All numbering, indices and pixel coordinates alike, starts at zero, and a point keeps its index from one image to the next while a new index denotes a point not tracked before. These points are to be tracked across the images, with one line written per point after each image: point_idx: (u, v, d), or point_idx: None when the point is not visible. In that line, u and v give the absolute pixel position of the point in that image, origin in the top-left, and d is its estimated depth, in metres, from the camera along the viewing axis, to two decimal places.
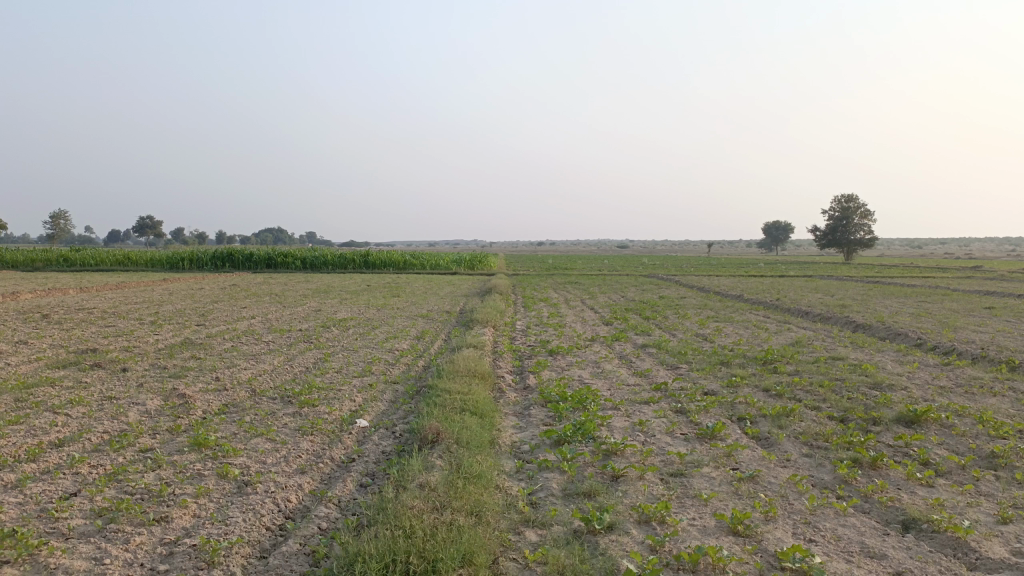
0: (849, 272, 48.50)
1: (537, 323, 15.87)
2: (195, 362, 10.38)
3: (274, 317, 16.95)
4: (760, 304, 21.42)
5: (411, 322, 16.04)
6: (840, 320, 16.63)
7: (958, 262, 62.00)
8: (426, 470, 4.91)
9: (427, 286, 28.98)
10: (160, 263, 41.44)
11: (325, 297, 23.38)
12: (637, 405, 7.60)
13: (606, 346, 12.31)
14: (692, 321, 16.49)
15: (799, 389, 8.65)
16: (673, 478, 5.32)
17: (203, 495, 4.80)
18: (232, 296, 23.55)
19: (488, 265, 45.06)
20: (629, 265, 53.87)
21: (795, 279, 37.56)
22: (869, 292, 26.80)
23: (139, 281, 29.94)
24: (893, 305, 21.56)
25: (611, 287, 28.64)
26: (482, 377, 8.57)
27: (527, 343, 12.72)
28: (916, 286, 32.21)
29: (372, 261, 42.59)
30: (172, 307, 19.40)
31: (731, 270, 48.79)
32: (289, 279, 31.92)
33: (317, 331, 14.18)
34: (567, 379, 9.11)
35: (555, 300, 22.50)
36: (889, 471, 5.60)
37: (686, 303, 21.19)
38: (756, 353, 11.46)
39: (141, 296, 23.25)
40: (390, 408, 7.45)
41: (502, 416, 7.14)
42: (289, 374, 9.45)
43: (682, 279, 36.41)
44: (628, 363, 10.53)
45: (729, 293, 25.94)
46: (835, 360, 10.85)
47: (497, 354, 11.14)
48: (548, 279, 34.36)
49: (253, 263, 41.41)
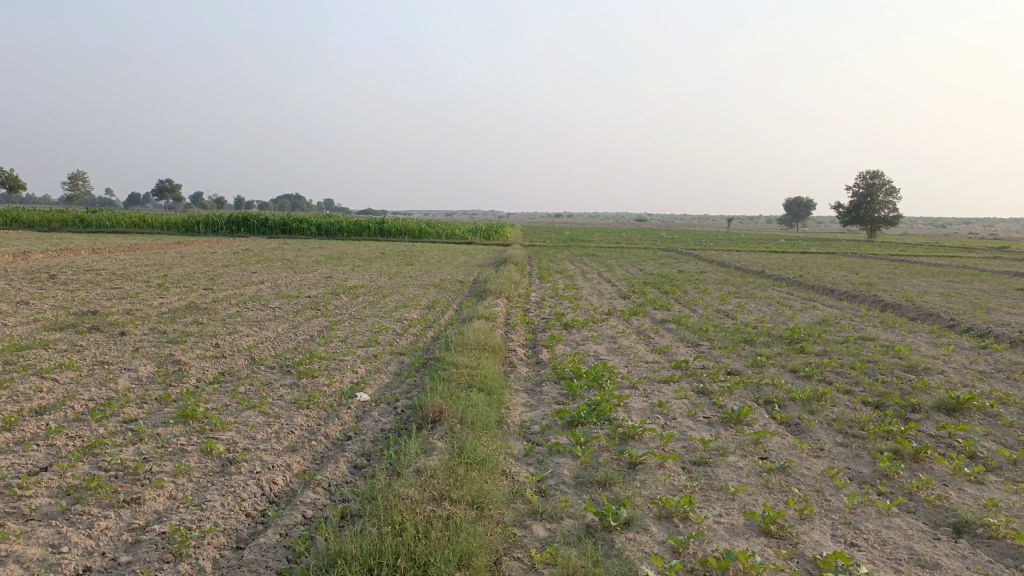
0: (873, 249, 47.46)
1: (553, 295, 15.39)
2: (196, 327, 10.00)
3: (284, 283, 16.59)
4: (783, 280, 20.81)
5: (423, 291, 15.63)
6: (868, 299, 16.01)
7: (986, 243, 60.56)
8: (425, 453, 4.48)
9: (442, 254, 28.56)
10: (176, 227, 41.25)
11: (338, 264, 22.97)
12: (656, 385, 7.13)
13: (623, 320, 11.84)
14: (712, 297, 15.95)
15: (829, 370, 8.14)
16: (696, 467, 4.85)
17: (182, 475, 4.39)
18: (244, 261, 23.22)
19: (504, 236, 44.52)
20: (646, 239, 53.18)
21: (818, 256, 36.76)
22: (894, 272, 26.02)
23: (152, 244, 29.72)
24: (921, 284, 20.85)
25: (629, 260, 28.05)
26: (492, 351, 8.13)
27: (541, 315, 12.28)
28: (943, 265, 31.33)
29: (388, 229, 42.15)
30: (182, 270, 19.07)
31: (751, 245, 48.03)
32: (303, 245, 31.53)
33: (326, 298, 13.79)
34: (582, 355, 8.64)
35: (571, 272, 22.00)
36: (933, 465, 5.10)
37: (706, 278, 20.60)
38: (781, 331, 10.93)
39: (152, 258, 23.00)
40: (394, 382, 7.03)
41: (512, 393, 6.70)
42: (291, 342, 9.06)
43: (701, 253, 35.68)
44: (647, 338, 10.05)
45: (750, 269, 25.32)
46: (864, 340, 10.31)
47: (509, 326, 10.69)
48: (565, 251, 33.80)
49: (268, 228, 41.12)
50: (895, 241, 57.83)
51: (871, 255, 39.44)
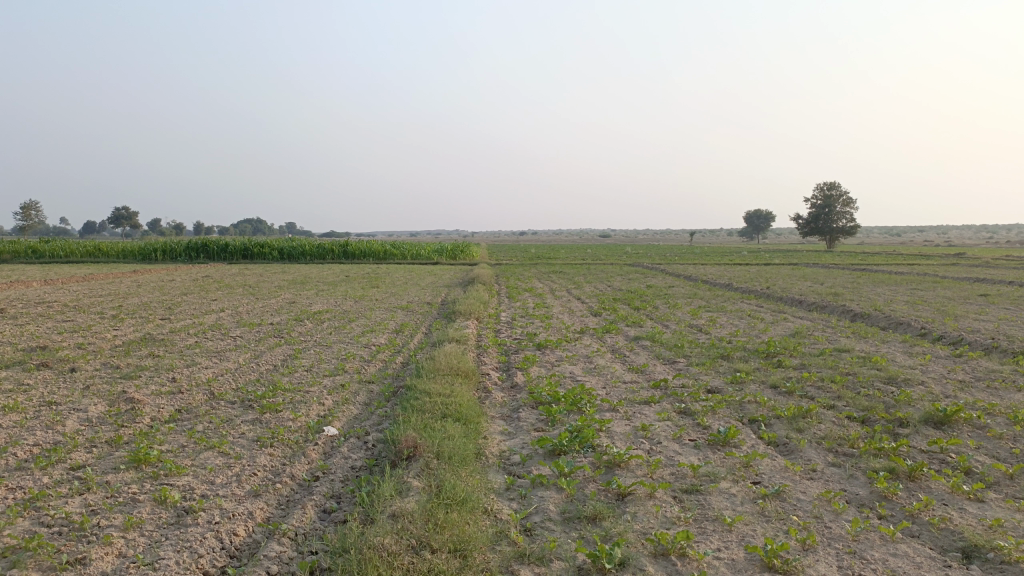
0: (835, 259, 48.15)
1: (523, 315, 15.11)
2: (152, 361, 9.51)
3: (246, 309, 16.08)
4: (751, 292, 20.82)
5: (390, 314, 15.26)
6: (837, 309, 16.02)
7: (942, 249, 61.89)
8: (399, 494, 4.15)
9: (408, 275, 28.15)
10: (133, 254, 40.20)
11: (301, 288, 22.44)
12: (637, 407, 6.88)
13: (597, 338, 11.60)
14: (683, 311, 15.82)
15: (810, 385, 7.97)
16: (688, 496, 4.59)
17: (132, 529, 4.00)
18: (204, 288, 22.56)
19: (470, 255, 44.21)
20: (612, 254, 53.33)
21: (782, 267, 37.15)
22: (858, 281, 26.25)
23: (108, 273, 28.84)
24: (887, 293, 21.00)
25: (597, 277, 27.93)
26: (466, 376, 7.82)
27: (513, 336, 11.99)
28: (904, 272, 31.76)
29: (352, 251, 41.59)
30: (139, 300, 18.43)
31: (715, 258, 48.42)
32: (265, 271, 30.87)
33: (290, 325, 13.34)
34: (559, 377, 8.36)
35: (540, 290, 21.80)
36: (930, 483, 4.91)
37: (675, 292, 20.51)
38: (757, 345, 10.78)
39: (108, 288, 22.22)
40: (363, 413, 6.68)
41: (488, 421, 6.38)
42: (253, 373, 8.64)
43: (668, 267, 35.78)
44: (622, 357, 9.81)
45: (718, 282, 25.37)
46: (841, 352, 10.19)
47: (481, 349, 10.38)
48: (532, 269, 33.62)
49: (229, 253, 40.31)
50: (855, 251, 58.79)
51: (833, 265, 39.99)
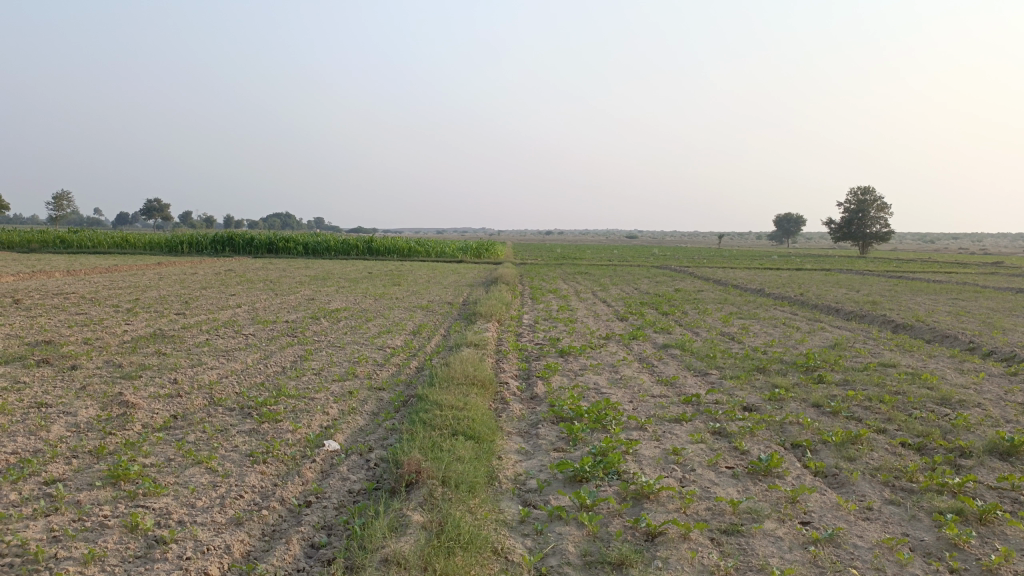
0: (868, 265, 46.96)
1: (547, 318, 14.53)
2: (156, 360, 9.08)
3: (262, 306, 15.68)
4: (785, 299, 20.03)
5: (409, 313, 14.76)
6: (877, 319, 15.23)
7: (980, 258, 60.20)
8: (396, 532, 3.64)
9: (431, 274, 27.67)
10: (159, 246, 40.25)
11: (322, 285, 22.08)
12: (667, 425, 6.29)
13: (623, 346, 10.99)
14: (714, 318, 15.13)
15: (856, 406, 7.31)
16: (727, 539, 4.02)
17: (93, 563, 3.51)
18: (224, 282, 22.24)
19: (494, 254, 43.71)
20: (638, 257, 52.53)
21: (814, 273, 36.18)
22: (895, 289, 25.30)
23: (131, 265, 28.73)
24: (927, 303, 20.11)
25: (623, 279, 27.24)
26: (482, 387, 7.27)
27: (534, 340, 11.43)
28: (942, 281, 30.67)
29: (376, 248, 41.27)
30: (156, 293, 18.14)
31: (744, 262, 47.41)
32: (288, 266, 30.61)
33: (305, 323, 12.90)
34: (582, 389, 7.78)
35: (565, 292, 21.19)
36: (1007, 529, 4.28)
37: (704, 297, 19.80)
38: (795, 357, 10.10)
39: (128, 281, 22.00)
40: (369, 425, 6.16)
41: (504, 438, 5.84)
42: (259, 376, 8.17)
43: (696, 270, 34.92)
44: (651, 367, 9.20)
45: (748, 287, 24.60)
46: (886, 368, 9.48)
47: (501, 354, 9.84)
48: (557, 269, 33.04)
49: (253, 247, 40.18)
50: (889, 257, 57.36)
51: (867, 272, 38.87)
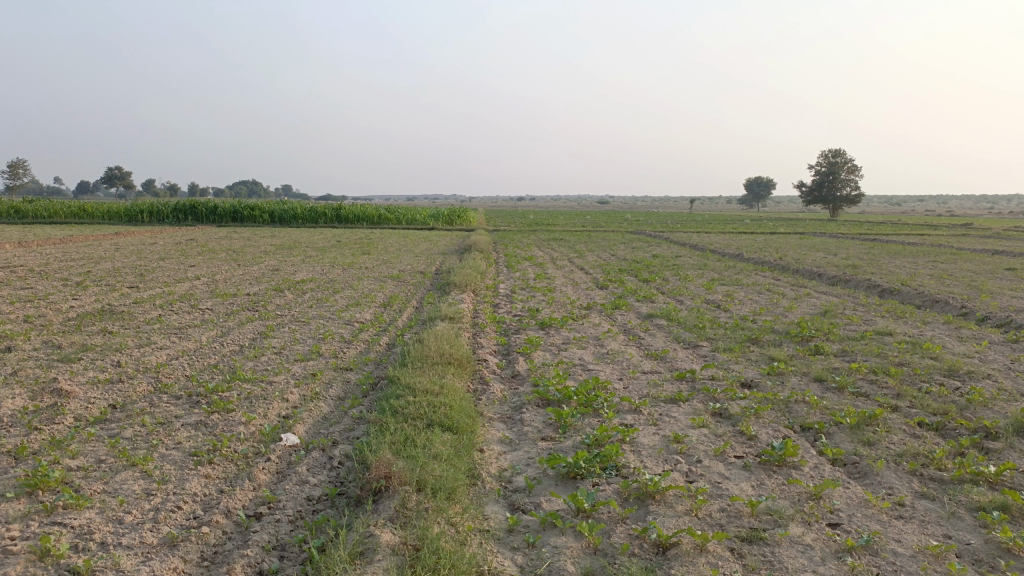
0: (840, 228, 46.93)
1: (524, 287, 13.89)
2: (100, 340, 8.30)
3: (223, 278, 14.83)
4: (765, 264, 19.60)
5: (379, 284, 14.02)
6: (862, 283, 14.82)
7: (948, 220, 60.61)
8: (362, 558, 3.01)
9: (403, 242, 26.82)
10: (118, 215, 38.75)
11: (288, 254, 21.21)
12: (663, 407, 5.72)
13: (605, 316, 10.41)
14: (696, 285, 14.61)
15: (862, 381, 6.80)
16: (750, 549, 3.46)
17: None
18: (184, 252, 21.26)
19: (467, 221, 42.88)
20: (612, 222, 52.01)
21: (789, 237, 35.90)
22: (871, 252, 25.00)
23: (87, 235, 27.50)
24: (907, 266, 19.79)
25: (598, 245, 26.65)
26: (459, 367, 6.63)
27: (512, 312, 10.80)
28: (916, 244, 30.56)
29: (344, 215, 40.17)
30: (111, 265, 17.16)
31: (718, 226, 47.14)
32: (253, 234, 29.54)
33: (268, 296, 12.14)
34: (567, 366, 7.17)
35: (541, 259, 20.57)
36: None
37: (683, 263, 19.26)
38: (787, 326, 9.59)
39: (82, 252, 20.94)
40: (334, 413, 5.51)
41: (484, 426, 5.22)
42: (213, 357, 7.45)
43: (671, 235, 34.43)
44: (638, 340, 8.62)
45: (725, 252, 24.13)
46: (883, 337, 9.00)
47: (477, 328, 9.19)
48: (530, 236, 32.35)
49: (217, 216, 38.93)
50: (860, 220, 57.44)
51: (841, 235, 38.67)
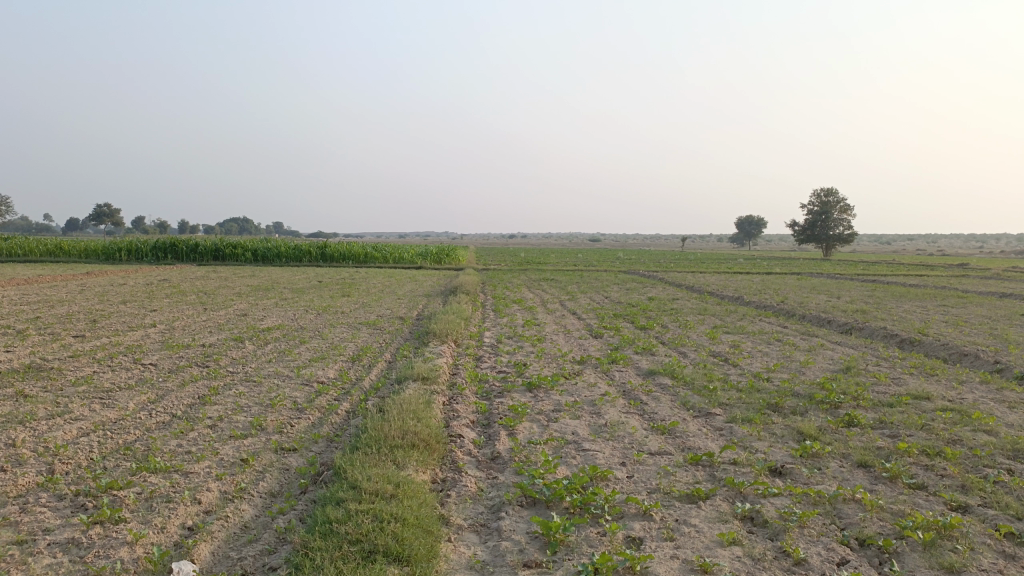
0: (836, 268, 46.05)
1: (511, 336, 12.66)
2: (6, 407, 7.00)
3: (183, 325, 13.53)
4: (768, 309, 18.46)
5: (352, 332, 12.78)
6: (877, 333, 13.67)
7: (943, 259, 59.93)
8: None
9: (387, 283, 25.59)
10: (95, 253, 37.43)
11: (262, 297, 19.93)
12: (680, 512, 4.50)
13: (602, 374, 9.19)
14: (699, 334, 13.42)
15: (916, 467, 5.61)
16: None
17: None
18: (151, 295, 19.96)
19: (455, 260, 41.80)
20: (605, 260, 51.03)
21: (786, 277, 34.85)
22: (876, 295, 23.93)
23: (56, 275, 26.16)
24: (918, 311, 18.69)
25: (591, 287, 25.49)
26: (423, 450, 5.40)
27: (496, 368, 9.58)
28: (919, 285, 29.54)
29: (329, 254, 38.97)
30: (66, 309, 15.83)
31: (713, 266, 46.17)
32: (231, 275, 28.28)
33: (224, 348, 10.85)
34: (557, 446, 5.93)
35: (531, 303, 19.38)
36: None
37: (681, 308, 18.11)
38: (809, 388, 8.38)
39: (42, 294, 19.64)
40: (257, 524, 4.26)
41: (448, 545, 3.98)
42: (131, 434, 6.17)
43: (666, 276, 33.37)
44: (640, 406, 7.40)
45: (723, 295, 23.01)
46: (921, 403, 7.81)
47: (454, 391, 7.96)
48: (521, 276, 31.20)
49: (198, 254, 37.71)
50: (855, 260, 56.61)
51: (840, 275, 37.72)
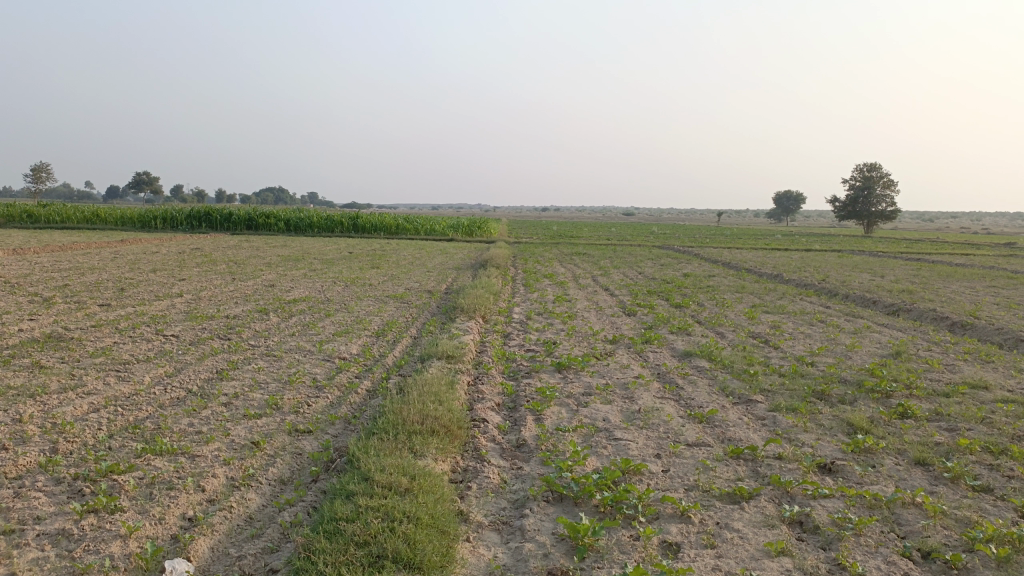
0: (877, 246, 44.75)
1: (542, 312, 12.27)
2: (19, 379, 6.81)
3: (209, 295, 13.37)
4: (809, 288, 17.80)
5: (379, 306, 12.50)
6: (926, 315, 13.01)
7: (989, 238, 57.98)
8: None
9: (417, 255, 25.31)
10: (131, 221, 37.74)
11: (291, 268, 19.78)
12: (722, 515, 4.10)
13: (635, 355, 8.76)
14: (738, 313, 12.89)
15: (980, 467, 5.13)
16: None
17: None
18: (182, 264, 19.93)
19: (487, 232, 41.41)
20: (639, 235, 50.21)
21: (826, 255, 33.84)
22: (922, 274, 23.03)
23: (90, 243, 26.35)
24: (968, 292, 17.86)
25: (625, 262, 24.95)
26: (444, 437, 5.05)
27: (525, 346, 9.20)
28: (967, 265, 28.43)
29: (361, 225, 38.82)
30: (95, 277, 15.80)
31: (750, 242, 45.17)
32: (262, 244, 28.24)
33: (248, 320, 10.63)
34: (587, 435, 5.56)
35: (562, 277, 18.95)
36: None
37: (717, 285, 17.53)
38: (857, 375, 7.87)
39: (75, 262, 19.70)
40: (262, 516, 3.96)
41: (466, 547, 3.64)
42: (142, 411, 5.92)
43: (701, 252, 32.63)
44: (677, 391, 6.98)
45: (761, 272, 22.32)
46: (979, 394, 7.28)
47: (480, 371, 7.61)
48: (553, 250, 30.71)
49: (231, 223, 37.83)
50: (897, 237, 55.00)
51: (882, 253, 36.62)
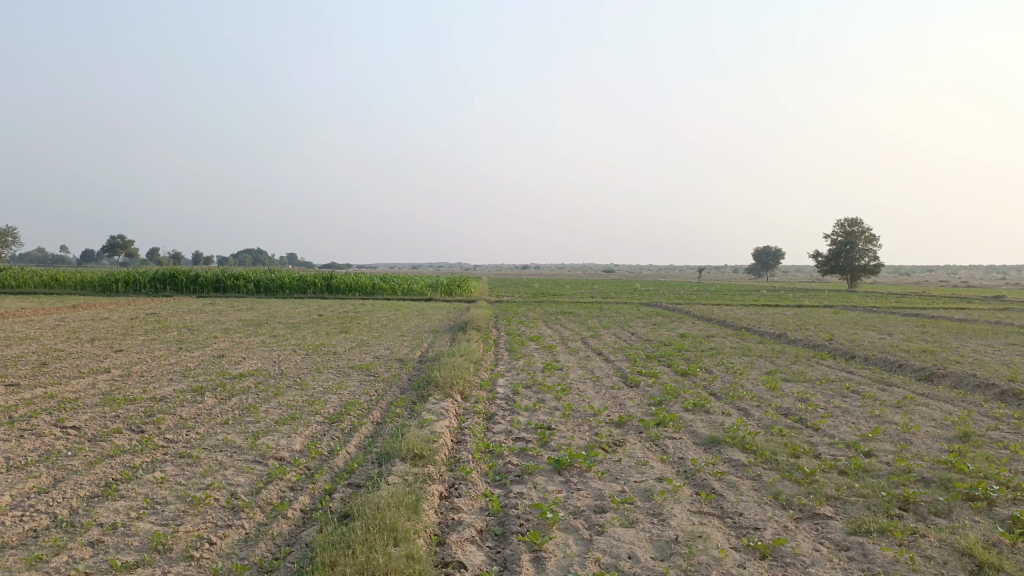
0: (866, 301, 43.40)
1: (530, 386, 10.50)
2: None
3: (143, 370, 11.48)
4: (820, 349, 16.18)
5: (341, 380, 10.68)
6: (966, 382, 11.36)
7: (974, 292, 57.22)
8: None
9: (393, 317, 23.53)
10: (91, 284, 35.67)
11: (251, 333, 17.92)
12: None
13: (651, 445, 7.00)
14: (755, 382, 11.18)
15: None
16: None
17: None
18: (130, 331, 18.00)
19: (467, 291, 39.77)
20: (624, 292, 48.77)
21: (820, 310, 32.44)
22: (931, 331, 21.57)
23: (38, 309, 24.35)
24: (991, 352, 16.33)
25: (614, 321, 23.33)
26: None
27: (513, 434, 7.41)
28: (969, 321, 27.06)
29: (335, 285, 37.06)
30: (21, 349, 13.87)
31: (736, 298, 43.84)
32: (227, 308, 26.40)
33: (177, 403, 8.75)
34: None
35: (549, 340, 17.21)
36: None
37: (720, 348, 15.90)
38: (940, 472, 6.14)
39: (10, 331, 17.72)
40: None
41: None
42: None
43: (691, 309, 31.15)
44: (718, 503, 5.25)
45: (761, 332, 20.79)
46: None
47: (455, 476, 5.82)
48: (536, 309, 29.05)
49: (198, 285, 35.92)
50: (883, 291, 53.98)
51: (876, 309, 35.24)
